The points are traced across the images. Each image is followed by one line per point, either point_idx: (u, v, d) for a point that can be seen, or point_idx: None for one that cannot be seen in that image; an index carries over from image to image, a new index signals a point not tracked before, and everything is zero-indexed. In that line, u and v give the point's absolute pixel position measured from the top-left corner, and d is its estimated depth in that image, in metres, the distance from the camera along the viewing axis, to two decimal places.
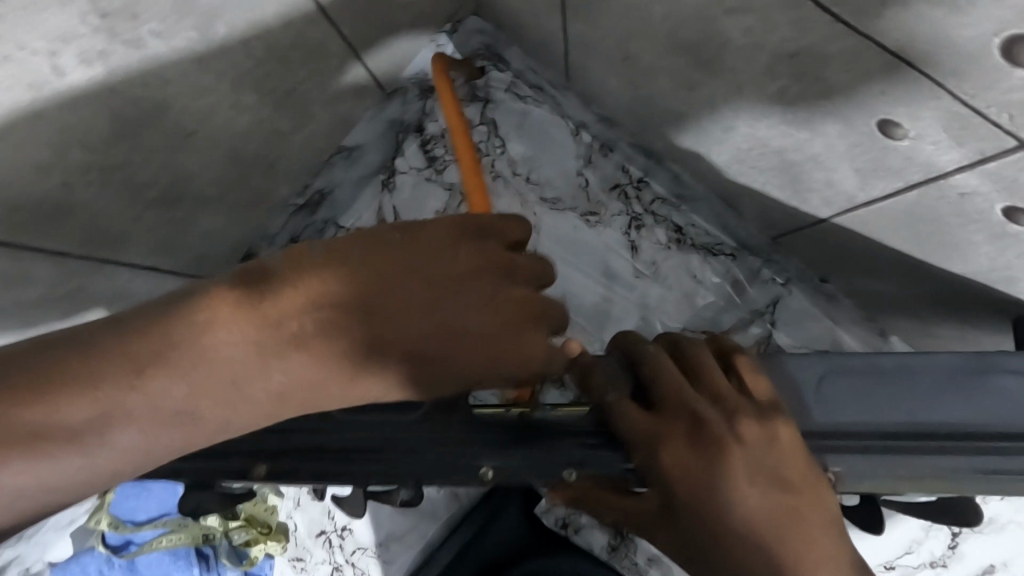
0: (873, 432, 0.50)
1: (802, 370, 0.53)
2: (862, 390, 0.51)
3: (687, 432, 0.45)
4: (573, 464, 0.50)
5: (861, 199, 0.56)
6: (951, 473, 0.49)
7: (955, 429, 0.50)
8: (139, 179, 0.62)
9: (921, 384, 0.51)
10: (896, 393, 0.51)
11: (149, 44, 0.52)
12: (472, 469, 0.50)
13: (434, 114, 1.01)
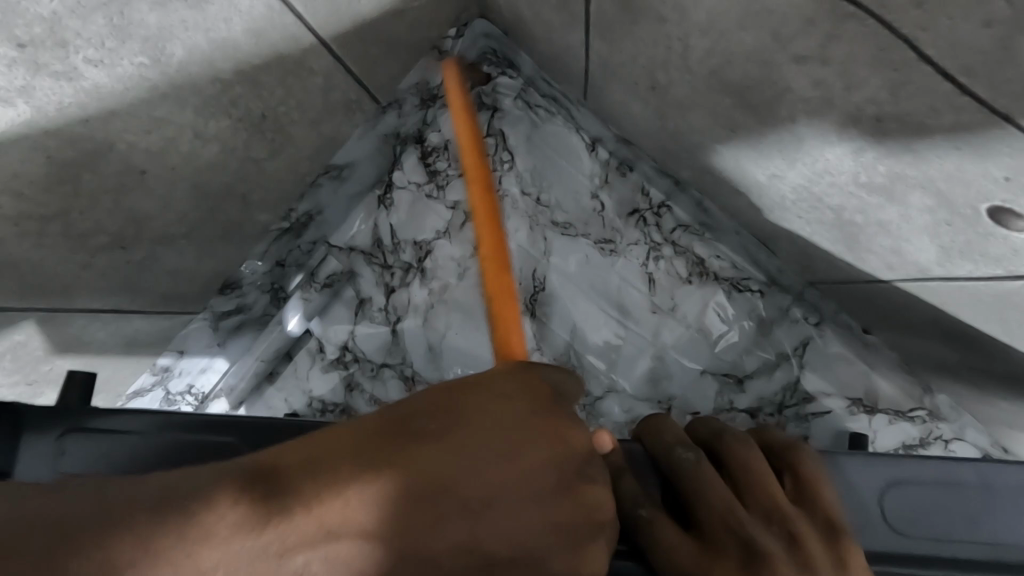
0: (944, 558, 0.42)
1: (863, 476, 0.44)
2: (931, 509, 0.43)
3: (735, 560, 0.38)
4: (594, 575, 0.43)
5: (935, 272, 0.47)
6: None
7: None
8: (87, 224, 0.54)
9: (1001, 504, 0.43)
10: (970, 514, 0.43)
11: (85, 76, 0.43)
12: None
13: (435, 124, 0.92)
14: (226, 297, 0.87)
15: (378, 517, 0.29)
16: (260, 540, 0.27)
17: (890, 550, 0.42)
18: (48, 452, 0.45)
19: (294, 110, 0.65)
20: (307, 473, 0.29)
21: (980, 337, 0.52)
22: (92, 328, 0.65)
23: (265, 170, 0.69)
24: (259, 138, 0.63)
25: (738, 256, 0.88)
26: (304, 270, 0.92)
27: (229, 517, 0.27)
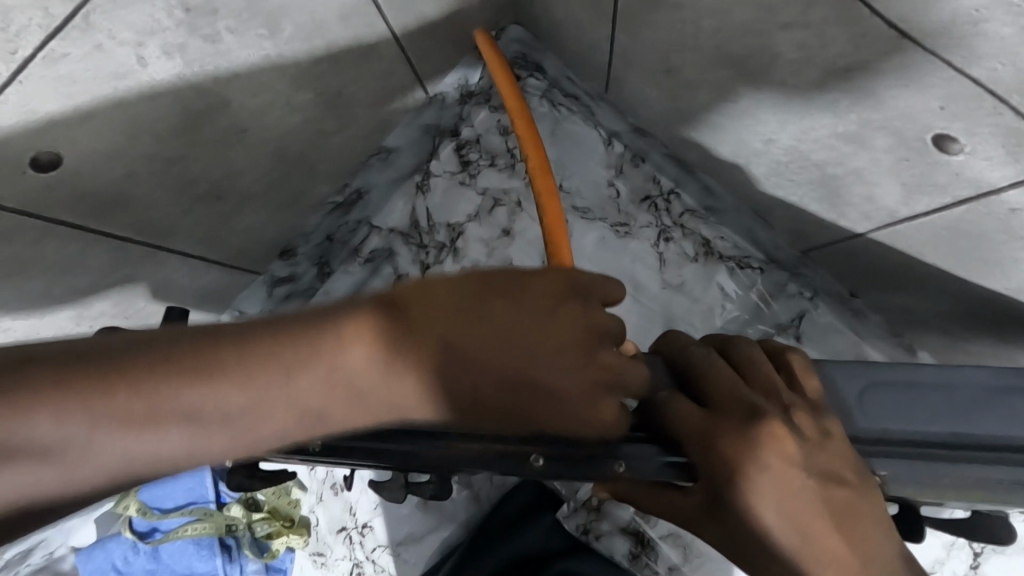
0: (915, 442, 0.47)
1: (843, 374, 0.50)
2: (907, 403, 0.48)
3: (741, 418, 0.43)
4: (623, 457, 0.45)
5: (901, 213, 0.58)
6: (998, 487, 0.45)
7: (1004, 445, 0.45)
8: (196, 171, 0.64)
9: (962, 398, 0.47)
10: (935, 404, 0.47)
11: (222, 40, 0.55)
12: (520, 454, 0.44)
13: (469, 119, 1.04)
14: (282, 263, 0.99)
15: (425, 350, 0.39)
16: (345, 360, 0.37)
17: (866, 432, 0.48)
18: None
19: (361, 92, 0.76)
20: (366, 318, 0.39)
21: (944, 277, 0.61)
22: (180, 273, 0.74)
23: (331, 143, 0.79)
24: (332, 114, 0.75)
25: (738, 235, 0.99)
26: (349, 247, 1.01)
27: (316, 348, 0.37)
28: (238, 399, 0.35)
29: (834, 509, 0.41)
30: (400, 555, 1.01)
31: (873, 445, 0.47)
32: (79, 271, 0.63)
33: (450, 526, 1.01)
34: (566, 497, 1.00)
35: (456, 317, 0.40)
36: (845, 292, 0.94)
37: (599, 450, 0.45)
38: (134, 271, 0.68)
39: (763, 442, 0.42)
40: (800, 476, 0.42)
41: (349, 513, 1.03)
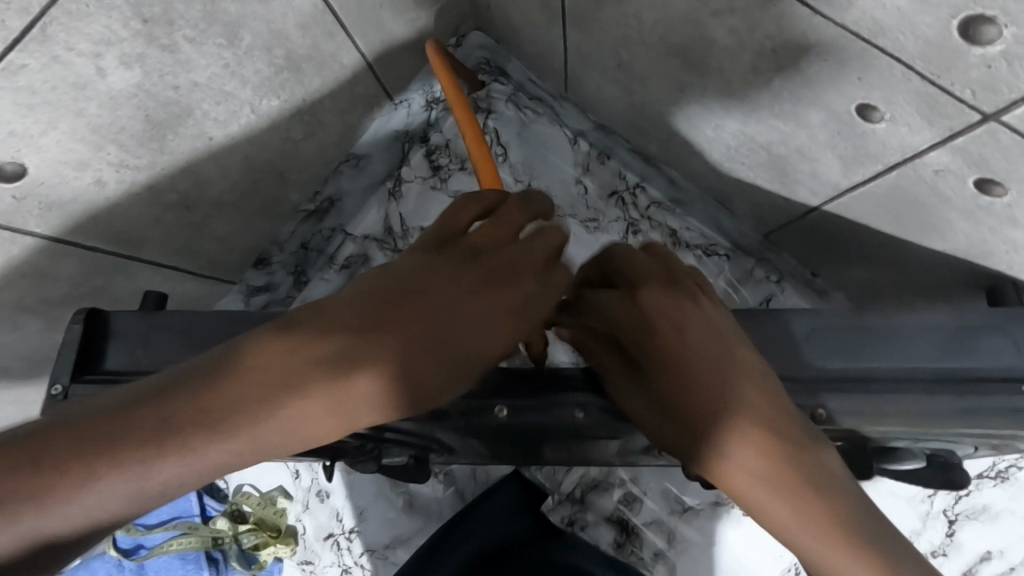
0: (861, 377, 0.51)
1: (794, 322, 0.54)
2: (853, 342, 0.52)
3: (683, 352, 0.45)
4: (580, 404, 0.55)
5: (844, 186, 0.60)
6: (933, 414, 0.50)
7: (937, 375, 0.50)
8: (163, 179, 0.65)
9: (900, 338, 0.52)
10: (875, 343, 0.52)
11: (181, 50, 0.56)
12: (491, 406, 0.55)
13: (438, 125, 1.06)
14: (257, 273, 1.00)
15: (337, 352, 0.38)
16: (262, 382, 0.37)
17: (817, 371, 0.52)
18: (132, 345, 0.59)
19: (326, 99, 0.78)
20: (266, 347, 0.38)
21: (889, 243, 0.64)
22: (153, 283, 0.75)
23: (299, 151, 0.81)
24: (298, 121, 0.76)
25: (704, 224, 1.02)
26: (325, 256, 1.02)
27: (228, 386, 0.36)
28: (171, 446, 0.34)
29: (769, 417, 0.43)
30: (388, 558, 1.02)
31: (810, 382, 0.52)
32: (51, 284, 0.64)
33: (436, 525, 1.02)
34: (550, 489, 1.02)
35: (358, 319, 0.40)
36: (809, 274, 0.97)
37: (556, 403, 0.55)
38: (106, 282, 0.69)
39: (688, 351, 0.45)
40: (732, 382, 0.44)
41: (335, 520, 1.04)
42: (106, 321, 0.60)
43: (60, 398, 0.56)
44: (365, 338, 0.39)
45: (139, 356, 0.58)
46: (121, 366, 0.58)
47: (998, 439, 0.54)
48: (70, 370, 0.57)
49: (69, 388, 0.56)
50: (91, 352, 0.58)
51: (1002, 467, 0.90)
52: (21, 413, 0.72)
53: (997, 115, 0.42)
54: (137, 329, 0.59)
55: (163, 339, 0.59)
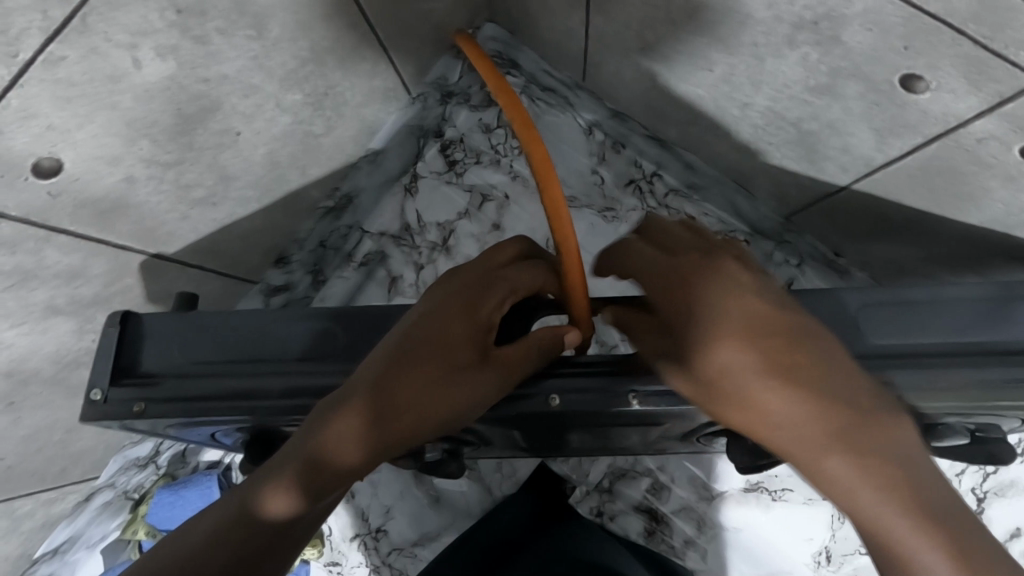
0: (912, 354, 0.51)
1: (840, 300, 0.54)
2: (903, 319, 0.52)
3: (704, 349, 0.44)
4: (634, 389, 0.51)
5: (877, 160, 0.61)
6: (989, 384, 0.49)
7: (987, 346, 0.50)
8: (192, 175, 0.65)
9: (948, 312, 0.52)
10: (924, 315, 0.52)
11: (212, 42, 0.56)
12: (539, 393, 0.52)
13: (451, 119, 1.07)
14: (279, 271, 0.99)
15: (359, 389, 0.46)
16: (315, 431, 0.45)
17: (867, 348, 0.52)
18: (167, 346, 0.57)
19: (347, 92, 0.78)
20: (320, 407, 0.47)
21: (919, 216, 0.64)
22: (181, 283, 0.75)
23: (320, 146, 0.80)
24: (320, 116, 0.76)
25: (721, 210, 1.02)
26: (342, 254, 1.01)
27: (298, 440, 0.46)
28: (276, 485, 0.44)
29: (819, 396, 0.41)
30: (417, 555, 1.02)
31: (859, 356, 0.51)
32: (81, 285, 0.62)
33: (465, 520, 1.02)
34: (577, 481, 1.02)
35: (379, 360, 0.48)
36: (829, 254, 0.97)
37: (609, 384, 0.52)
38: (135, 283, 0.68)
39: (718, 335, 0.43)
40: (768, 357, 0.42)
41: (361, 520, 1.03)
42: (138, 324, 0.58)
43: (101, 403, 0.55)
44: (388, 372, 0.47)
45: (177, 358, 0.57)
46: (158, 369, 0.56)
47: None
48: (109, 375, 0.56)
49: (108, 392, 0.55)
50: (127, 357, 0.57)
51: None
52: (50, 418, 0.71)
53: None
54: (172, 327, 0.58)
55: (199, 335, 0.57)
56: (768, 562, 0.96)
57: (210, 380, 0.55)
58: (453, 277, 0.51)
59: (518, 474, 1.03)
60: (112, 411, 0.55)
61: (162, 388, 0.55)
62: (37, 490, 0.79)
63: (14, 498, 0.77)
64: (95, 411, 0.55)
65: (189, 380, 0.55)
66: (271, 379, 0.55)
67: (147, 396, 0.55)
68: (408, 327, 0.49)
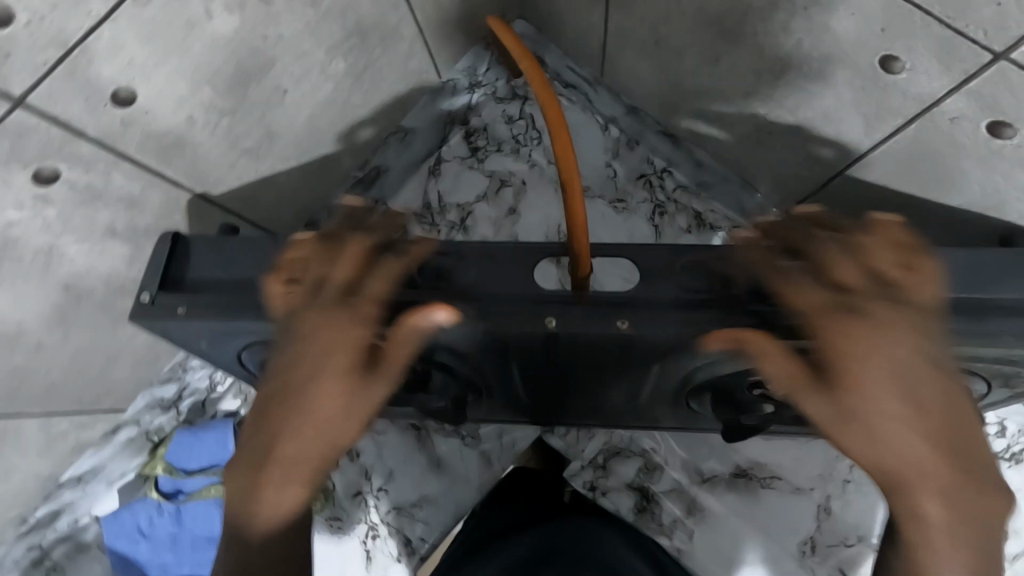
0: None
1: None
2: None
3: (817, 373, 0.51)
4: (625, 316, 0.56)
5: (866, 147, 0.66)
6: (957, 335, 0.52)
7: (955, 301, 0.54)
8: (242, 126, 0.72)
9: (926, 270, 0.55)
10: None
11: (274, 4, 0.64)
12: (538, 317, 0.57)
13: (478, 109, 1.15)
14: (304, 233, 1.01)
15: (276, 421, 0.55)
16: (257, 461, 0.55)
17: None
18: (212, 261, 0.64)
19: (385, 69, 0.86)
20: (255, 429, 0.56)
21: (905, 202, 0.69)
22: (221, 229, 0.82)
23: (357, 116, 0.88)
24: (358, 87, 0.84)
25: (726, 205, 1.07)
26: None
27: (240, 464, 0.56)
28: (241, 497, 0.56)
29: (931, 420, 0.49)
30: (415, 515, 1.07)
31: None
32: (138, 213, 0.69)
33: (463, 486, 1.07)
34: (574, 456, 1.06)
35: (279, 393, 0.56)
36: None
37: (608, 312, 0.56)
38: (182, 222, 0.75)
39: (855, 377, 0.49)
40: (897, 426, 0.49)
41: (364, 478, 1.09)
42: (187, 243, 0.65)
43: (148, 304, 0.61)
44: (289, 406, 0.55)
45: (218, 273, 0.63)
46: (203, 280, 0.63)
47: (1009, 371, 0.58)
48: (158, 281, 0.63)
49: (156, 295, 0.62)
50: (175, 271, 0.64)
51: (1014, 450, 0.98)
52: (91, 342, 0.77)
53: (1006, 53, 0.48)
54: (216, 249, 0.64)
55: (239, 253, 0.64)
56: (753, 546, 1.00)
57: (246, 290, 0.62)
58: (319, 296, 0.57)
59: (518, 445, 1.08)
60: (157, 312, 0.61)
61: (204, 295, 0.62)
62: (72, 412, 0.85)
63: (51, 416, 0.83)
64: (143, 312, 0.61)
65: (225, 295, 0.61)
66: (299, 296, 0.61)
67: (189, 301, 0.62)
68: (294, 361, 0.55)
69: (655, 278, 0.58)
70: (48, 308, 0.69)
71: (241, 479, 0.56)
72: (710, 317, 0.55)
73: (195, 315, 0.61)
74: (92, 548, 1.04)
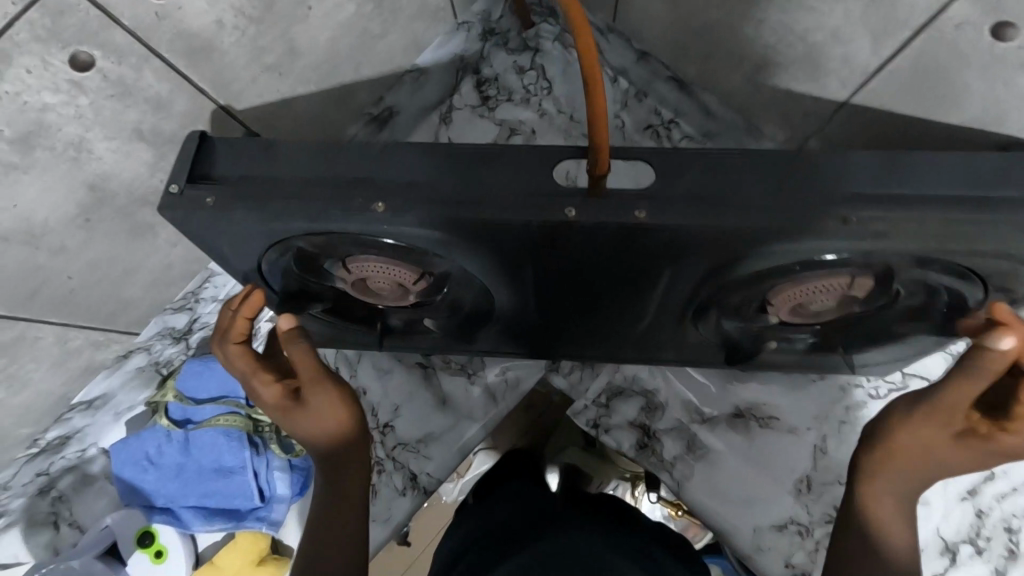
0: (891, 199, 0.56)
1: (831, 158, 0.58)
2: (883, 171, 0.57)
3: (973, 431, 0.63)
4: (641, 208, 0.58)
5: (872, 67, 0.69)
6: (953, 225, 0.55)
7: (953, 195, 0.56)
8: (267, 39, 0.74)
9: (925, 168, 0.57)
10: (902, 172, 0.57)
11: None
12: (557, 208, 0.59)
13: (489, 59, 1.17)
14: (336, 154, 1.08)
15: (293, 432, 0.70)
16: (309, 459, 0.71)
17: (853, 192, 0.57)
18: (236, 157, 0.65)
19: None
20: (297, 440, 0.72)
21: (909, 125, 0.71)
22: None
23: (377, 46, 0.90)
24: (379, 16, 0.86)
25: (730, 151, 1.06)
26: None
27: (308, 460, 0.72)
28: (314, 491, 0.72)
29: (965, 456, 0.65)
30: (420, 450, 1.09)
31: (846, 196, 0.57)
32: (163, 118, 0.71)
33: (468, 423, 1.09)
34: (577, 395, 1.08)
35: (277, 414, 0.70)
36: None
37: (623, 204, 0.58)
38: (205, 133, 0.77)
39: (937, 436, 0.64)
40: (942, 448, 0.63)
41: (370, 414, 1.10)
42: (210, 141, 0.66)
43: (178, 194, 0.63)
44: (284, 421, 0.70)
45: (241, 169, 0.65)
46: (229, 176, 0.65)
47: (999, 270, 0.61)
48: (189, 174, 0.64)
49: (185, 187, 0.64)
50: (202, 167, 0.65)
51: None
52: (112, 249, 0.80)
53: None
54: (241, 146, 0.65)
55: (259, 151, 0.65)
56: (750, 482, 1.02)
57: (269, 186, 0.64)
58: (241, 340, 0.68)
59: (522, 384, 1.10)
60: (186, 201, 0.63)
61: (229, 188, 0.63)
62: (88, 326, 0.87)
63: (68, 328, 0.84)
64: (173, 201, 0.63)
65: (249, 187, 0.63)
66: (320, 191, 0.62)
67: (216, 193, 0.63)
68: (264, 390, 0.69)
69: (672, 175, 0.60)
70: (74, 206, 0.71)
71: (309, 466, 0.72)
72: (721, 212, 0.57)
73: (222, 206, 0.63)
74: (98, 479, 1.06)
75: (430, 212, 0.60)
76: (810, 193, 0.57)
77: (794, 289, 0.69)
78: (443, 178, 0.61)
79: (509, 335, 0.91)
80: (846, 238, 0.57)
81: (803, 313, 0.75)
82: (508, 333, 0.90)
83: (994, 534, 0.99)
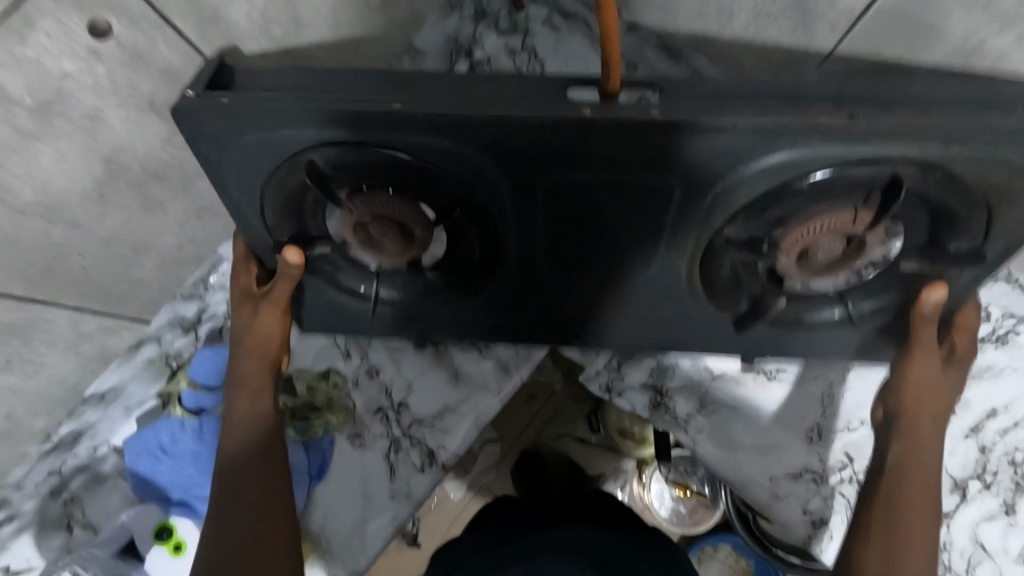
0: (895, 111, 0.61)
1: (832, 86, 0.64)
2: (879, 90, 0.63)
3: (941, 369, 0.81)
4: (657, 107, 0.61)
5: (859, 9, 0.73)
6: (953, 124, 0.59)
7: (948, 108, 0.61)
8: (273, 11, 0.76)
9: (921, 88, 0.63)
10: (895, 91, 0.62)
11: None
12: (576, 110, 0.61)
13: (480, 41, 1.19)
14: None
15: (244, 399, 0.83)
16: (247, 436, 0.81)
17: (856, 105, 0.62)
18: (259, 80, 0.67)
19: None
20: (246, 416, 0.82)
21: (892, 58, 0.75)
22: None
23: (377, 22, 0.92)
24: None
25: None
26: None
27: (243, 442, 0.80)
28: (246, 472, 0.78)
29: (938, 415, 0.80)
30: (436, 426, 1.09)
31: (847, 106, 0.62)
32: (176, 89, 0.72)
33: (481, 394, 1.10)
34: (588, 361, 1.10)
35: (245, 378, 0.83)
36: None
37: (640, 104, 0.61)
38: None
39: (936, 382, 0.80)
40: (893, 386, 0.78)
41: (384, 394, 1.11)
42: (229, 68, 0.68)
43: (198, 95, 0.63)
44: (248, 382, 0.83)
45: (264, 87, 0.66)
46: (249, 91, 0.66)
47: (996, 181, 0.64)
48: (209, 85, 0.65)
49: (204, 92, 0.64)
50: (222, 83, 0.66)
51: (1000, 332, 1.04)
52: (126, 225, 0.81)
53: None
54: (263, 74, 0.67)
55: (286, 76, 0.67)
56: (763, 437, 1.04)
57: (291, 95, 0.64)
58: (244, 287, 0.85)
59: (534, 354, 1.12)
60: (204, 102, 0.63)
61: (246, 97, 0.64)
62: (102, 310, 0.88)
63: (82, 311, 0.85)
64: (192, 100, 0.63)
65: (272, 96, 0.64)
66: (342, 104, 0.63)
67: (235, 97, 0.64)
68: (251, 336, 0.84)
69: (683, 92, 0.65)
70: (91, 178, 0.73)
71: (236, 454, 0.80)
72: (735, 110, 0.61)
73: (242, 107, 0.63)
74: (111, 478, 1.03)
75: (455, 119, 0.62)
76: (811, 102, 0.62)
77: (798, 230, 0.70)
78: (463, 94, 0.65)
79: (514, 302, 0.88)
80: (842, 139, 0.61)
81: (810, 266, 0.75)
82: (513, 301, 0.88)
83: (1000, 469, 1.01)
